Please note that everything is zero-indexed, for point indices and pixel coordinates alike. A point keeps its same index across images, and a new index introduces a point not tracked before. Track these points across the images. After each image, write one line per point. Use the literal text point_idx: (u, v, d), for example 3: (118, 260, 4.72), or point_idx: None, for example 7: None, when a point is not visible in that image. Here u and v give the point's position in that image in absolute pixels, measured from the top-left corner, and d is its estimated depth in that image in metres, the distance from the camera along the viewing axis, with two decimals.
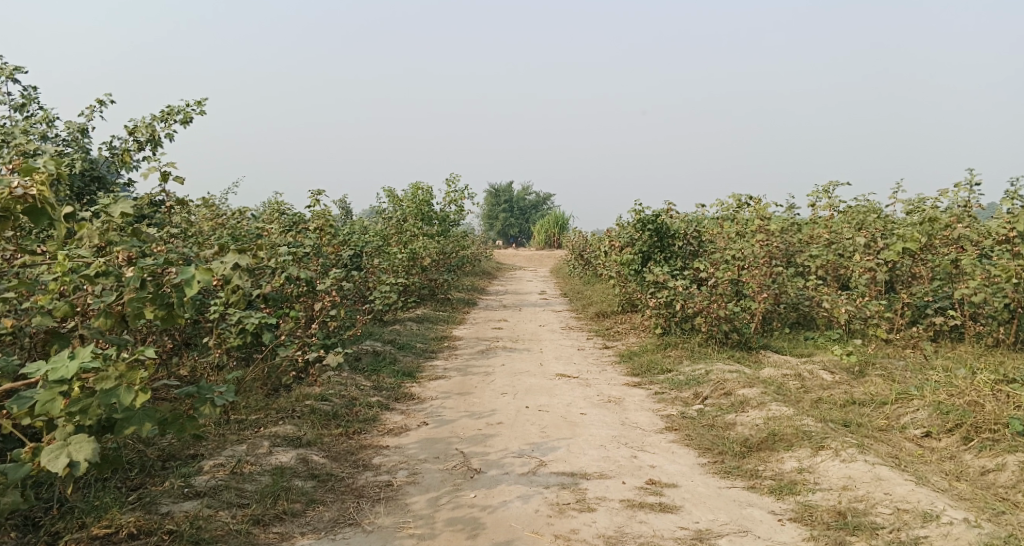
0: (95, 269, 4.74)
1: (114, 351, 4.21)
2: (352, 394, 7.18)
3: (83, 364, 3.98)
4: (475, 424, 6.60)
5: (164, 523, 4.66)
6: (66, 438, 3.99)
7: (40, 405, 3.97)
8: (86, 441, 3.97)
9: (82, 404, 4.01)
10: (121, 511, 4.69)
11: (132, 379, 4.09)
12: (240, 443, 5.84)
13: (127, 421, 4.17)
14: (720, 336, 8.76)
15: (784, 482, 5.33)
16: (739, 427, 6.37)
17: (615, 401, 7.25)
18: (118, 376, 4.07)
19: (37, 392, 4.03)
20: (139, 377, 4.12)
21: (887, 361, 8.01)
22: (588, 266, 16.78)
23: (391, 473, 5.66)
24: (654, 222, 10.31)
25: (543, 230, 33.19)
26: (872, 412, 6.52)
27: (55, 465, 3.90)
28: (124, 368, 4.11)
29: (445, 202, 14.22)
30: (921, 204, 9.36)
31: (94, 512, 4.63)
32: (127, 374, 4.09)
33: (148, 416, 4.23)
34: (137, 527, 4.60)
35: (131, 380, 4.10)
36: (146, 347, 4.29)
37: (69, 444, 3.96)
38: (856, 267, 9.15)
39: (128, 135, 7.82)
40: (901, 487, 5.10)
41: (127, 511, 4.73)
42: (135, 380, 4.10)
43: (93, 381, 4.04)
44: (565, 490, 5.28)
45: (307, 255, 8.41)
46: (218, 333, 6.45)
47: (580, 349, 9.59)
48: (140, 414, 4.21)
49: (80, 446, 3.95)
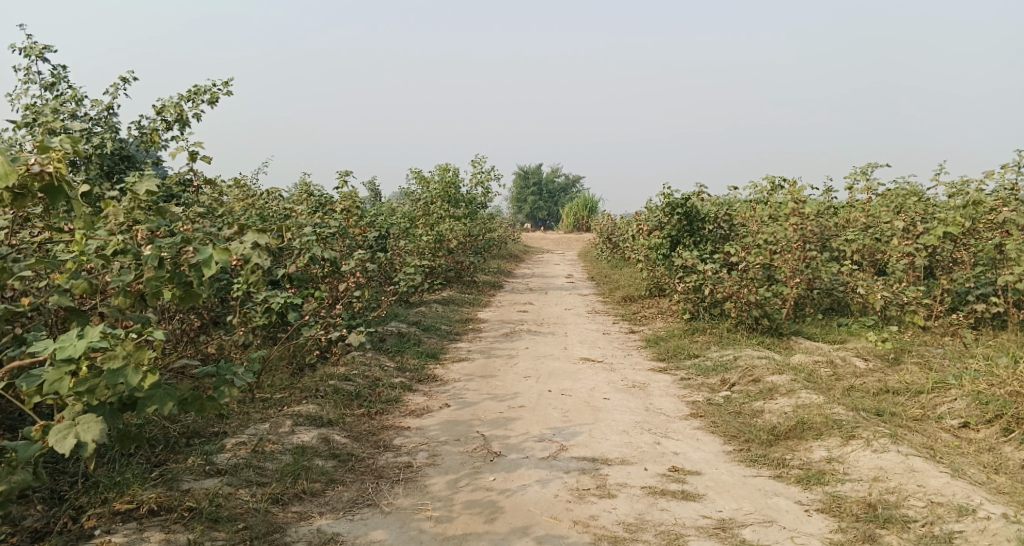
0: (111, 249, 4.76)
1: (124, 331, 4.17)
2: (376, 375, 7.12)
3: (91, 344, 3.92)
4: (497, 407, 6.52)
5: (184, 500, 4.60)
6: (76, 418, 3.94)
7: (48, 384, 3.93)
8: (94, 422, 3.91)
9: (88, 385, 3.97)
10: (143, 487, 4.65)
11: (139, 360, 4.05)
12: (263, 421, 5.81)
13: (147, 399, 4.19)
14: (750, 322, 8.57)
15: (813, 472, 5.18)
16: (767, 415, 6.21)
17: (639, 387, 7.13)
18: (126, 354, 4.03)
19: (45, 370, 3.98)
20: (147, 357, 4.07)
21: (924, 349, 7.80)
22: (617, 250, 16.63)
23: (411, 454, 5.60)
24: (684, 205, 10.18)
25: (573, 213, 32.99)
26: (907, 401, 6.33)
27: (63, 446, 3.83)
28: (132, 347, 4.06)
29: (472, 183, 14.09)
30: (964, 187, 9.09)
31: (117, 488, 4.59)
32: (135, 354, 4.05)
33: (165, 395, 4.23)
34: (157, 504, 4.54)
35: (139, 360, 4.06)
36: (156, 327, 4.22)
37: (78, 425, 3.91)
38: (894, 253, 8.93)
39: (156, 114, 7.79)
40: (936, 480, 4.92)
41: (149, 487, 4.70)
42: (143, 360, 4.06)
43: (100, 360, 4.00)
44: (585, 476, 5.19)
45: (333, 237, 8.35)
46: (243, 311, 6.44)
47: (606, 333, 9.47)
48: (160, 393, 4.21)
49: (88, 427, 3.89)
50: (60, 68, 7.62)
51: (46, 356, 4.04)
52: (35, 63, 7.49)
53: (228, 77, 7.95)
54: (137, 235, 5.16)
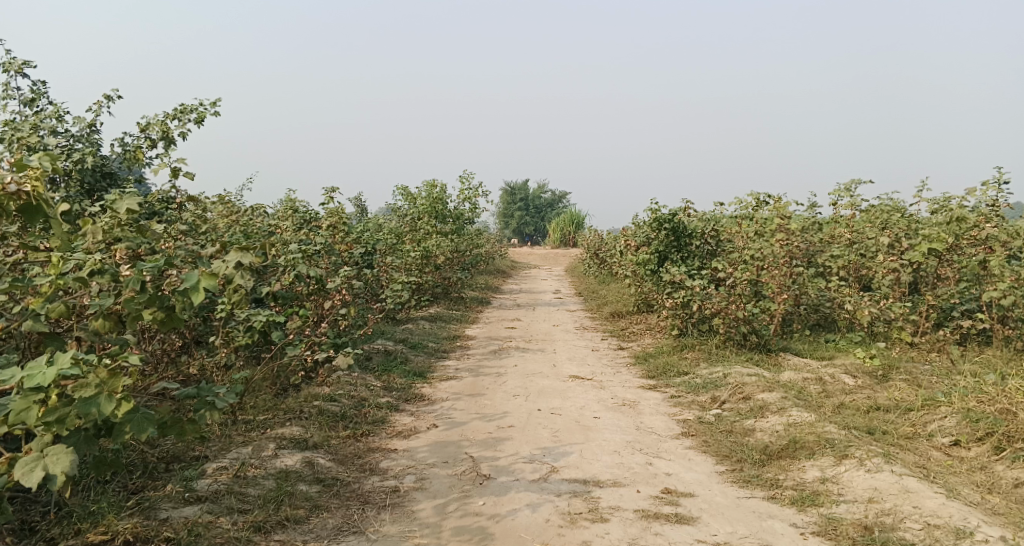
0: (88, 268, 4.55)
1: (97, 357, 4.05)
2: (362, 395, 7.01)
3: (62, 371, 3.83)
4: (486, 427, 6.42)
5: (161, 531, 4.49)
6: (44, 450, 3.89)
7: (15, 414, 3.84)
8: (64, 454, 3.86)
9: (58, 414, 3.88)
10: (118, 517, 4.51)
11: (112, 388, 3.95)
12: (246, 445, 5.69)
13: (124, 423, 4.10)
14: (738, 338, 8.52)
15: (807, 493, 5.12)
16: (758, 433, 6.15)
17: (629, 405, 7.05)
18: (98, 383, 3.93)
19: (12, 400, 3.89)
20: (121, 385, 3.98)
21: (912, 365, 7.76)
22: (604, 266, 16.60)
23: (398, 478, 5.49)
24: (671, 220, 10.14)
25: (560, 228, 33.01)
26: (897, 419, 6.28)
27: (30, 479, 3.77)
28: (105, 375, 3.96)
29: (459, 199, 14.03)
30: (947, 203, 9.12)
31: (91, 518, 4.46)
32: (108, 382, 3.95)
33: (144, 419, 4.14)
34: (134, 534, 4.41)
35: (112, 388, 3.96)
36: (132, 352, 4.12)
37: (47, 456, 3.85)
38: (879, 269, 8.92)
39: (140, 131, 7.69)
40: (932, 501, 4.87)
41: (126, 516, 4.57)
42: (116, 388, 3.96)
43: (71, 390, 3.90)
44: (577, 499, 5.10)
45: (319, 254, 8.25)
46: (226, 331, 6.35)
47: (595, 350, 9.40)
48: (138, 417, 4.12)
49: (58, 459, 3.84)
50: (41, 85, 7.53)
51: (13, 384, 3.95)
52: (15, 78, 7.37)
53: (216, 97, 7.89)
54: (116, 254, 5.09)
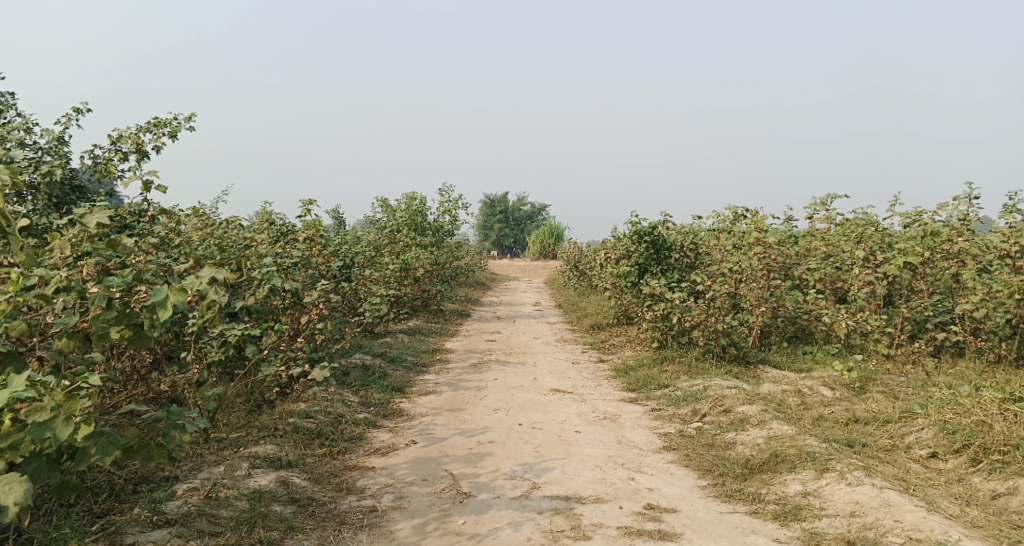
0: (54, 287, 4.55)
1: (55, 381, 4.11)
2: (339, 411, 6.94)
3: (15, 394, 3.87)
4: (466, 443, 6.37)
5: None
6: None
7: None
8: (19, 483, 3.84)
9: (13, 439, 3.93)
10: (82, 542, 4.46)
11: (70, 411, 4.01)
12: (218, 464, 5.61)
13: (88, 447, 4.14)
14: (717, 351, 8.52)
15: (789, 507, 5.11)
16: (739, 447, 6.14)
17: (610, 418, 7.03)
18: (54, 406, 3.99)
19: None
20: (79, 408, 4.03)
21: (888, 378, 7.78)
22: (584, 278, 16.59)
23: (376, 497, 5.42)
24: (651, 233, 10.15)
25: (539, 240, 33.03)
26: (876, 431, 6.30)
27: None
28: (62, 398, 4.02)
29: (439, 211, 14.00)
30: (919, 217, 9.21)
31: None
32: (65, 405, 4.01)
33: (109, 442, 4.18)
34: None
35: (69, 411, 4.01)
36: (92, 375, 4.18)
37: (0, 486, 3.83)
38: (855, 281, 8.98)
39: (112, 144, 7.59)
40: (913, 515, 4.87)
41: (90, 542, 4.50)
42: (74, 411, 4.02)
43: (26, 413, 3.95)
44: (558, 516, 5.06)
45: (295, 267, 8.16)
46: (199, 346, 6.26)
47: (575, 363, 9.37)
48: (102, 439, 4.18)
49: (12, 488, 3.83)
50: (9, 96, 7.44)
51: None
52: None
53: (191, 112, 7.82)
54: (82, 270, 5.04)
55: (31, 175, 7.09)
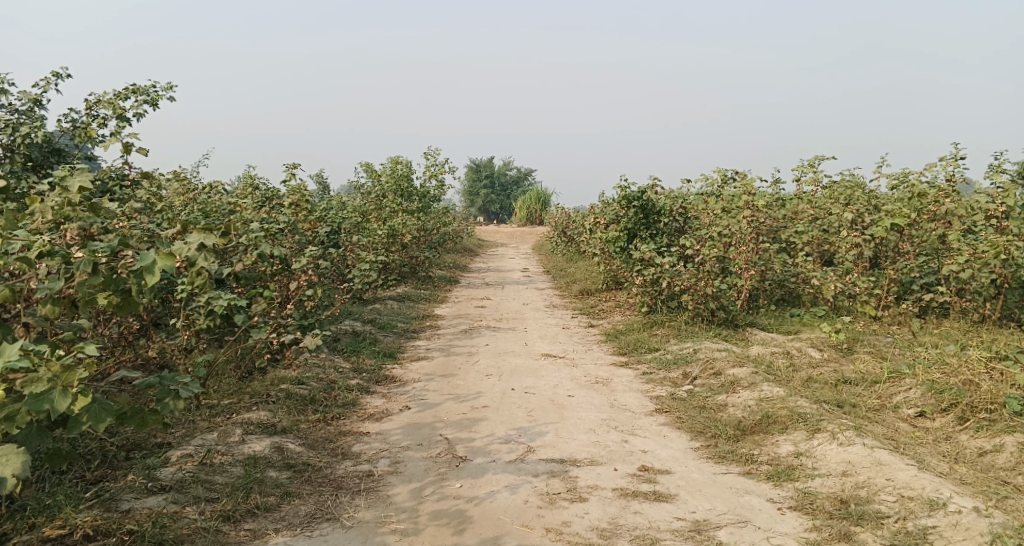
0: (37, 250, 4.52)
1: (48, 349, 4.07)
2: (330, 377, 6.94)
3: (10, 363, 3.88)
4: (460, 408, 6.38)
5: (123, 523, 4.39)
6: None
7: None
8: (14, 455, 3.85)
9: (9, 410, 3.91)
10: (76, 510, 4.43)
11: (67, 382, 3.98)
12: (210, 430, 5.60)
13: (81, 414, 4.10)
14: (707, 314, 8.54)
15: (782, 468, 5.17)
16: (731, 409, 6.19)
17: (602, 382, 7.06)
18: (51, 377, 3.95)
19: None
20: (76, 378, 4.01)
21: (875, 338, 7.85)
22: (572, 244, 16.58)
23: (372, 462, 5.43)
24: (640, 198, 10.12)
25: (526, 206, 32.97)
26: (864, 391, 6.35)
27: None
28: (58, 369, 3.98)
29: (426, 176, 13.91)
30: (905, 178, 9.21)
31: (46, 511, 4.37)
32: (62, 376, 3.98)
33: (101, 409, 4.14)
34: (93, 528, 4.32)
35: (66, 382, 3.98)
36: (87, 344, 4.15)
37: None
38: (842, 244, 9.00)
39: (90, 108, 7.49)
40: (904, 473, 4.93)
41: (84, 509, 4.48)
42: (71, 382, 3.99)
43: (21, 384, 3.91)
44: (555, 479, 5.09)
45: (282, 233, 8.09)
46: (187, 313, 6.25)
47: (565, 328, 9.39)
48: (95, 407, 4.13)
49: (8, 460, 3.83)
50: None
51: None
52: None
53: (171, 81, 7.69)
54: (66, 234, 5.03)
55: (9, 138, 7.01)
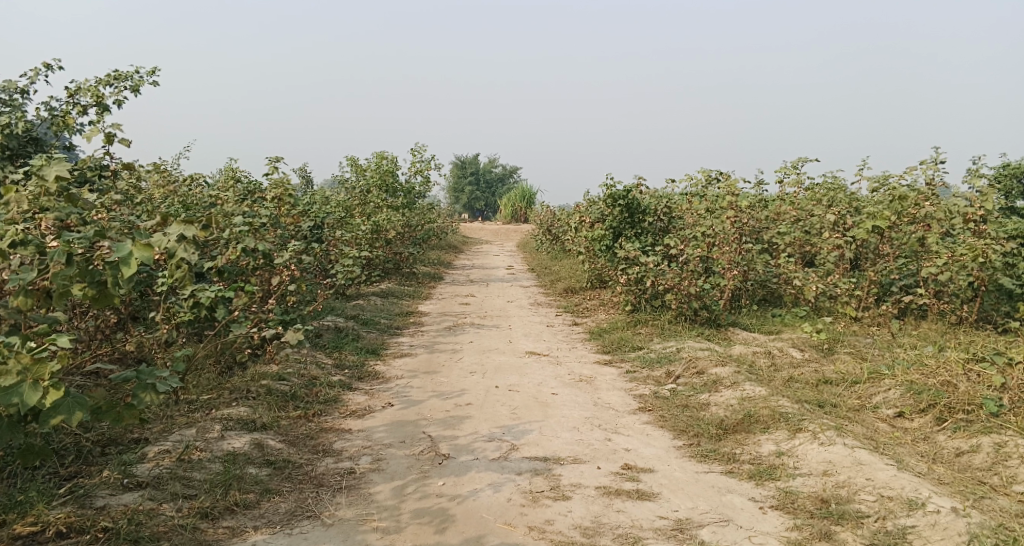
0: (10, 240, 4.57)
1: (19, 341, 4.04)
2: (313, 373, 6.91)
3: None
4: (443, 405, 6.38)
5: (98, 520, 4.37)
6: None
7: None
8: None
9: None
10: (49, 506, 4.40)
11: (37, 375, 3.95)
12: (190, 426, 5.57)
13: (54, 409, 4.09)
14: (689, 313, 8.57)
15: (763, 467, 5.20)
16: (713, 408, 6.22)
17: (586, 380, 7.08)
18: (21, 371, 3.93)
19: None
20: (47, 371, 3.98)
21: (855, 339, 7.91)
22: (556, 242, 16.60)
23: (353, 459, 5.43)
24: (626, 197, 10.14)
25: (510, 204, 32.99)
26: (845, 391, 6.40)
27: None
28: (29, 361, 3.95)
29: (411, 172, 13.88)
30: (886, 181, 9.26)
31: (18, 508, 4.34)
32: (32, 369, 3.95)
33: (76, 403, 4.12)
34: (67, 525, 4.29)
35: (37, 375, 3.96)
36: (59, 337, 4.11)
37: None
38: (824, 245, 9.05)
39: (71, 95, 7.43)
40: (883, 473, 4.98)
41: (57, 506, 4.45)
42: (42, 375, 3.96)
43: None
44: (538, 477, 5.10)
45: (264, 227, 8.05)
46: (167, 307, 6.23)
47: (549, 326, 9.40)
48: (69, 401, 4.10)
49: None
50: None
51: None
52: None
53: (154, 67, 7.63)
54: (42, 224, 5.05)
55: None
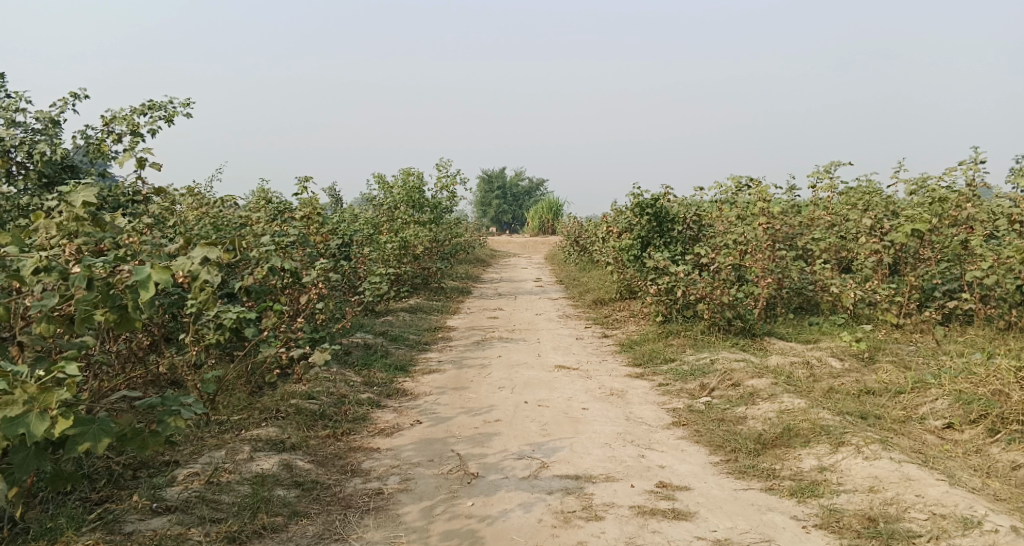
0: (34, 266, 4.45)
1: (26, 371, 3.96)
2: (342, 391, 6.80)
3: None
4: (472, 422, 6.23)
5: None
6: None
7: None
8: None
9: None
10: (78, 533, 4.34)
11: (44, 404, 3.86)
12: (219, 448, 5.47)
13: (78, 436, 4.04)
14: (723, 323, 8.33)
15: (806, 483, 4.97)
16: (750, 421, 6.00)
17: (617, 394, 6.88)
18: (27, 400, 3.84)
19: None
20: (54, 401, 3.89)
21: (897, 347, 7.63)
22: (585, 253, 16.42)
23: (382, 479, 5.29)
24: (653, 206, 9.97)
25: (538, 216, 32.84)
26: (889, 402, 6.14)
27: None
28: (36, 390, 3.87)
29: (437, 187, 13.79)
30: (925, 183, 8.97)
31: (48, 535, 4.28)
32: (40, 399, 3.86)
33: (101, 430, 4.10)
34: None
35: (44, 404, 3.87)
36: (69, 363, 4.01)
37: None
38: (861, 250, 8.76)
39: (106, 125, 7.44)
40: (935, 489, 4.74)
41: (87, 532, 4.38)
42: (49, 405, 3.87)
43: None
44: (570, 497, 4.92)
45: (292, 246, 7.99)
46: (196, 329, 6.14)
47: (578, 339, 9.21)
48: (93, 429, 4.08)
49: None
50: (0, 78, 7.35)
51: None
52: None
53: (188, 98, 7.62)
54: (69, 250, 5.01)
55: (22, 154, 7.03)
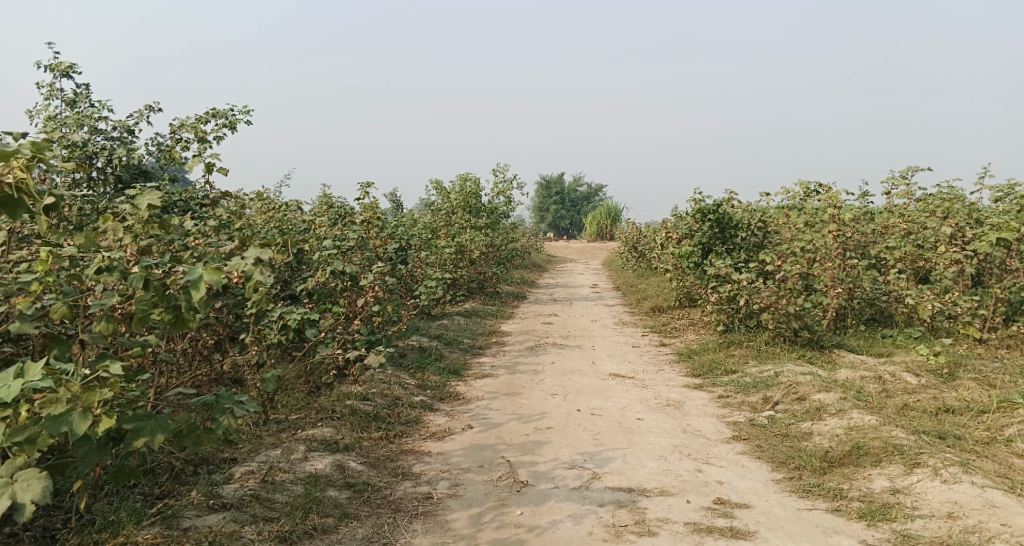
0: (98, 265, 4.44)
1: (72, 369, 3.89)
2: (395, 393, 6.66)
3: (29, 385, 3.67)
4: (523, 428, 6.02)
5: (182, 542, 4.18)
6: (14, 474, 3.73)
7: None
8: (36, 479, 3.69)
9: (29, 433, 3.72)
10: (138, 526, 4.25)
11: (87, 403, 3.78)
12: (275, 447, 5.36)
13: (136, 430, 3.96)
14: (789, 334, 7.96)
15: (876, 506, 4.63)
16: (817, 437, 5.65)
17: (674, 405, 6.59)
18: (69, 399, 3.76)
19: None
20: (97, 399, 3.80)
21: (979, 362, 7.17)
22: (643, 259, 16.07)
23: (431, 483, 5.11)
24: (716, 211, 9.69)
25: (596, 222, 32.50)
26: (971, 422, 5.72)
27: None
28: (78, 389, 3.78)
29: (493, 192, 13.64)
30: (1012, 189, 8.47)
31: (110, 528, 4.20)
32: (82, 398, 3.78)
33: (160, 425, 4.01)
34: None
35: (86, 403, 3.78)
36: (115, 361, 3.91)
37: (17, 482, 3.70)
38: (940, 260, 8.25)
39: (174, 132, 7.47)
40: (1022, 519, 4.36)
41: (146, 526, 4.29)
42: (92, 403, 3.78)
43: (39, 405, 3.73)
44: (622, 510, 4.67)
45: (352, 249, 7.91)
46: (258, 329, 6.06)
47: (635, 347, 8.92)
48: (151, 423, 3.98)
49: (29, 485, 3.68)
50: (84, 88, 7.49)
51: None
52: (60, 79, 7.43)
53: (252, 106, 7.62)
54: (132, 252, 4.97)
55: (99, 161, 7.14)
